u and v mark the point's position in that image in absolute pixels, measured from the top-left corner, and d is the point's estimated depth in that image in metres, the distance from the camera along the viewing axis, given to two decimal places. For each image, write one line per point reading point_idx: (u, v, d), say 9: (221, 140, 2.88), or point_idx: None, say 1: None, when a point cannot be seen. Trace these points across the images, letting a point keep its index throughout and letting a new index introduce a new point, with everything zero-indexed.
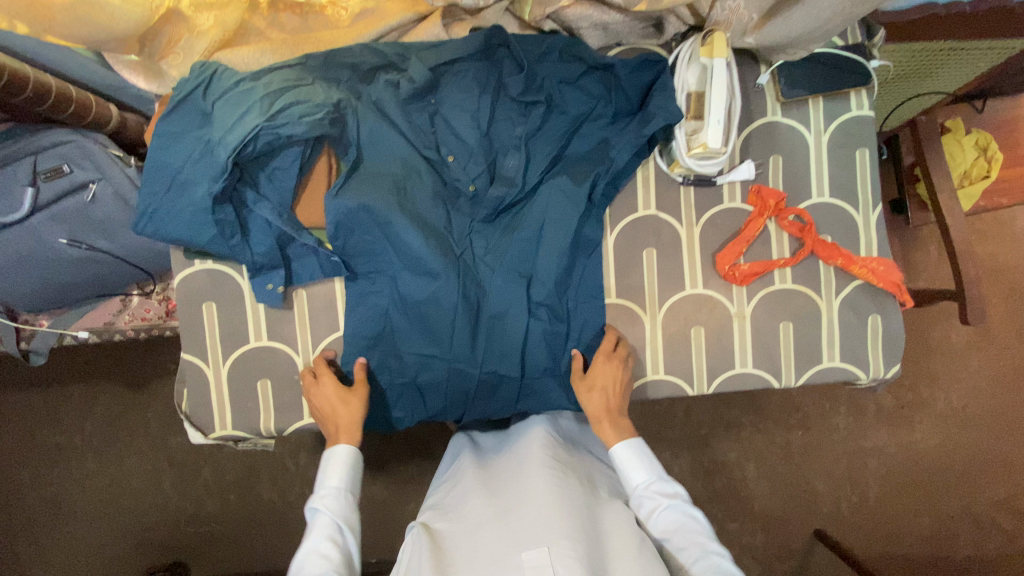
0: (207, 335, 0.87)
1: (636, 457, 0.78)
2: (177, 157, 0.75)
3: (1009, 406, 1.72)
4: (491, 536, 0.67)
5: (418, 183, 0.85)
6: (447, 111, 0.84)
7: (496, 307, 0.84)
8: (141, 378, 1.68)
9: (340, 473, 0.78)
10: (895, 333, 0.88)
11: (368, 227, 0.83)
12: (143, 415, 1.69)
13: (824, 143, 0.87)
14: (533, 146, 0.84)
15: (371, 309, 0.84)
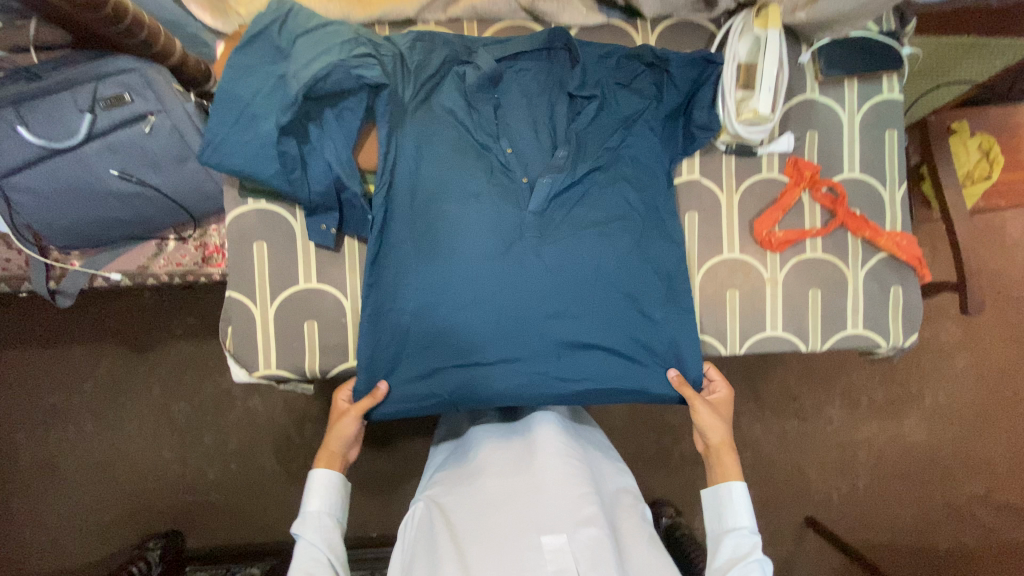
0: (256, 274, 0.87)
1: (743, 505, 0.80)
2: (235, 92, 0.75)
3: (993, 404, 1.81)
4: (508, 517, 0.73)
5: (467, 155, 0.81)
6: (505, 104, 0.85)
7: (541, 291, 0.80)
8: (146, 341, 1.64)
9: (321, 499, 0.79)
10: (915, 307, 0.94)
11: (421, 211, 0.81)
12: (144, 380, 1.65)
13: (857, 122, 0.93)
14: (586, 140, 0.84)
15: (422, 290, 0.79)
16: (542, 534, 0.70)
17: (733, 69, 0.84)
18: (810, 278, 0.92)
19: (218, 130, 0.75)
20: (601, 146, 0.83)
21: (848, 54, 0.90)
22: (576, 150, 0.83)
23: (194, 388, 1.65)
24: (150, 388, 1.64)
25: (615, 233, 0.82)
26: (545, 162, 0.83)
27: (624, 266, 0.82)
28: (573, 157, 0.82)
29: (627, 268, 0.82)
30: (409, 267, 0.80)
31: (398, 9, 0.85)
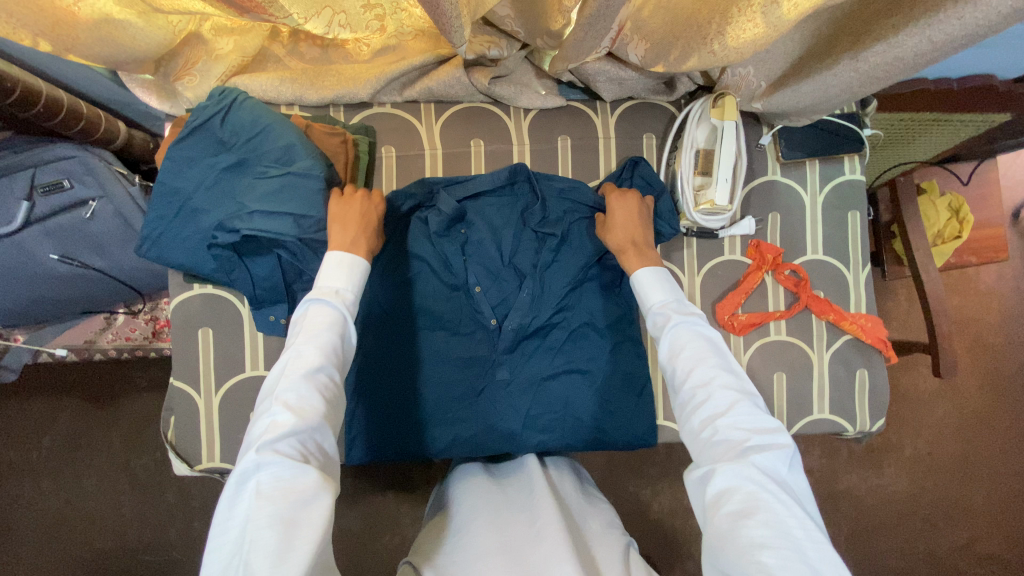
0: (201, 362, 0.84)
1: (659, 282, 0.73)
2: (173, 189, 0.73)
3: (971, 453, 1.80)
4: (490, 559, 0.63)
5: (434, 294, 0.85)
6: (472, 240, 0.86)
7: (509, 433, 0.86)
8: (107, 395, 1.59)
9: (345, 280, 0.66)
10: (882, 389, 0.92)
11: (392, 342, 0.85)
12: (102, 436, 1.59)
13: (819, 203, 0.92)
14: (551, 281, 0.85)
15: (400, 420, 0.85)
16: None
17: (691, 156, 0.83)
18: (772, 360, 0.90)
19: (153, 227, 0.73)
20: (566, 287, 0.85)
21: (805, 137, 0.91)
22: (540, 292, 0.85)
23: (156, 443, 1.59)
24: (110, 444, 1.59)
25: (580, 373, 0.87)
26: (512, 307, 0.85)
27: (586, 401, 0.87)
28: (538, 304, 0.85)
29: (588, 401, 0.87)
30: (383, 399, 0.85)
31: (351, 92, 0.84)
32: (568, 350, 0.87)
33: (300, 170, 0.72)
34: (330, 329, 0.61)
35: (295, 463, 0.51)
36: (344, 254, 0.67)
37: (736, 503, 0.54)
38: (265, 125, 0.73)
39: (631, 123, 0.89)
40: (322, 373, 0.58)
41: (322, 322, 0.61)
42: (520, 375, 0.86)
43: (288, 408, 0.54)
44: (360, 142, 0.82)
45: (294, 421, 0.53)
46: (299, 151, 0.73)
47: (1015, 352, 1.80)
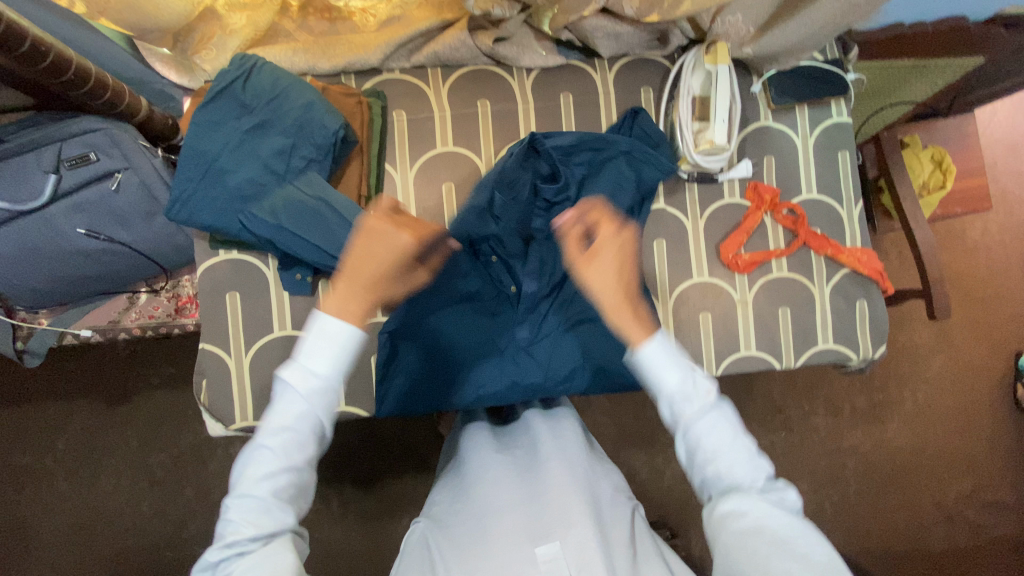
0: (229, 325, 0.87)
1: (674, 360, 0.61)
2: (200, 152, 0.76)
3: (970, 404, 1.85)
4: (502, 527, 0.67)
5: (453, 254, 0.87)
6: (507, 229, 0.85)
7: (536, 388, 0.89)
8: (122, 393, 1.59)
9: (330, 360, 0.58)
10: (881, 320, 0.96)
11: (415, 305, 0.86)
12: (118, 434, 1.59)
13: (810, 145, 0.97)
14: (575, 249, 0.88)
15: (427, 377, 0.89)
16: (537, 544, 0.64)
17: (688, 102, 0.88)
18: (776, 296, 0.95)
19: (183, 190, 0.76)
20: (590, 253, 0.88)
21: (796, 81, 0.95)
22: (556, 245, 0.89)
23: (171, 438, 1.60)
24: (127, 442, 1.59)
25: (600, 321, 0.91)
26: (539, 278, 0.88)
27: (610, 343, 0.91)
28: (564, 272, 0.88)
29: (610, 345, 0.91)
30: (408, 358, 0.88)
31: (362, 58, 0.88)
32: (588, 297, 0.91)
33: (324, 127, 0.77)
34: (304, 416, 0.57)
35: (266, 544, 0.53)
36: (333, 322, 0.58)
37: (747, 521, 0.55)
38: (286, 86, 0.77)
39: (628, 77, 0.94)
40: (290, 459, 0.56)
41: (294, 412, 0.57)
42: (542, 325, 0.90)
43: (248, 506, 0.54)
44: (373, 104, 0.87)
45: (251, 520, 0.54)
46: (320, 108, 0.77)
47: (1005, 303, 1.86)
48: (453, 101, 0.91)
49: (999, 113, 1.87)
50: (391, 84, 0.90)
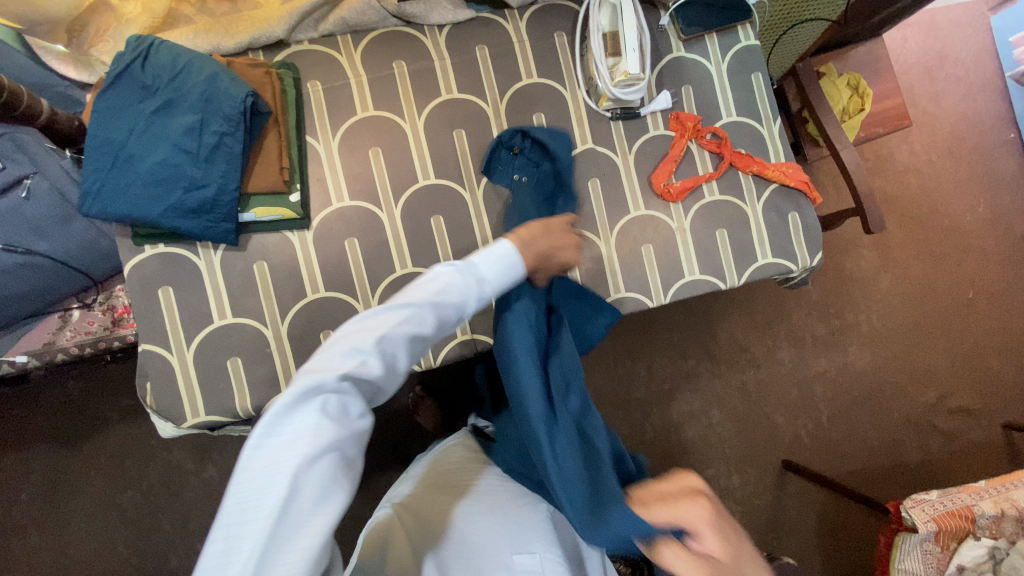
0: (167, 321, 0.84)
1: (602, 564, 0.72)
2: (104, 140, 0.73)
3: (922, 317, 1.94)
4: (484, 535, 0.70)
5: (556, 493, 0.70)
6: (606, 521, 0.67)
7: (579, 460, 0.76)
8: (79, 432, 1.51)
9: (498, 268, 0.60)
10: (814, 229, 1.00)
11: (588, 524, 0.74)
12: (80, 476, 1.51)
13: (724, 71, 1.00)
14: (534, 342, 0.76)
15: None
16: (517, 553, 0.68)
17: (600, 39, 0.89)
18: (711, 218, 0.97)
19: (93, 183, 0.74)
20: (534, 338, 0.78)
21: (701, 12, 0.98)
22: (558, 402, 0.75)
23: (138, 471, 1.52)
24: (91, 482, 1.50)
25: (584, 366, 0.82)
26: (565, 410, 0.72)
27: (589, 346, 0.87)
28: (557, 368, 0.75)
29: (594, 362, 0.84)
30: None
31: (267, 31, 0.86)
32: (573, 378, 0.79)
33: (232, 98, 0.76)
34: (447, 309, 0.54)
35: (358, 409, 0.46)
36: (498, 251, 0.62)
37: None
38: (186, 61, 0.75)
39: (541, 24, 0.95)
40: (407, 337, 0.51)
41: (448, 291, 0.55)
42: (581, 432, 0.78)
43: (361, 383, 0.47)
44: (284, 75, 0.86)
45: (350, 375, 0.47)
46: (227, 79, 0.76)
47: (940, 218, 1.96)
48: (369, 67, 0.90)
49: (909, 40, 1.96)
50: (302, 57, 0.89)
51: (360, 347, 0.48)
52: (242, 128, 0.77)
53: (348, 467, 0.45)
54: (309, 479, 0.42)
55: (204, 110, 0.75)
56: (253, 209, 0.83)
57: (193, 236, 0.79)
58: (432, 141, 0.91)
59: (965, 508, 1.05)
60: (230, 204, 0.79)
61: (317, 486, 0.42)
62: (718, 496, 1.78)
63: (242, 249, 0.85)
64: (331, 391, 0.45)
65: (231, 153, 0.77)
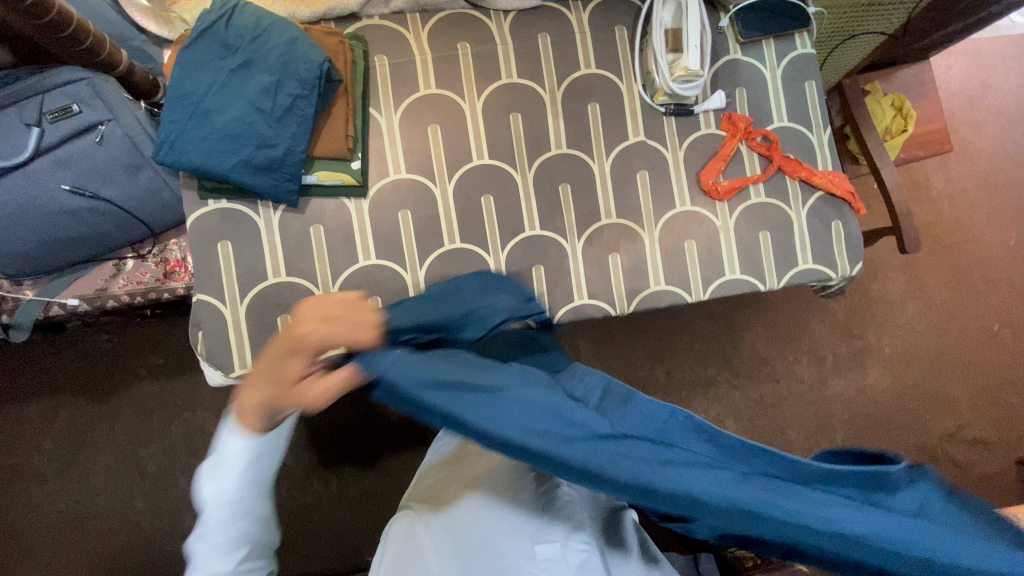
0: (222, 274, 0.87)
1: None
2: (184, 92, 0.77)
3: (945, 346, 1.92)
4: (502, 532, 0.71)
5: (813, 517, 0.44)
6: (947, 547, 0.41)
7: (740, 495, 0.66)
8: (108, 386, 1.53)
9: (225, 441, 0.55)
10: (856, 239, 1.01)
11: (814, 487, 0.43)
12: (103, 429, 1.52)
13: (779, 76, 1.01)
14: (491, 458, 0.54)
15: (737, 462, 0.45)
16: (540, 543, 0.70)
17: (662, 35, 0.91)
18: (755, 219, 0.98)
19: (171, 133, 0.77)
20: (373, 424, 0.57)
21: (761, 16, 1.00)
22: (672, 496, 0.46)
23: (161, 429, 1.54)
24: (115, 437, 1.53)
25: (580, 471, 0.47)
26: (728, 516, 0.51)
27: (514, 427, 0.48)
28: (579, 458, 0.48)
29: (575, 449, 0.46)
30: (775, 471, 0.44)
31: (341, 3, 0.89)
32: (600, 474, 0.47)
33: (309, 61, 0.79)
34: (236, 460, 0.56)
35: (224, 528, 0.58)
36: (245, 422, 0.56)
37: None
38: (266, 23, 0.78)
39: (603, 17, 0.97)
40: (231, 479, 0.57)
41: (231, 458, 0.57)
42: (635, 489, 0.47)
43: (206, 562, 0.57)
44: (356, 47, 0.89)
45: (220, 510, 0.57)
46: (304, 43, 0.79)
47: (970, 248, 1.95)
48: (435, 46, 0.93)
49: (954, 67, 1.96)
50: (372, 31, 0.92)
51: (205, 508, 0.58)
52: (315, 91, 0.80)
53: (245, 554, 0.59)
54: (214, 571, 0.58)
55: (279, 79, 0.78)
56: (317, 172, 0.86)
57: (257, 193, 0.82)
58: (489, 122, 0.94)
59: None
60: (296, 162, 0.82)
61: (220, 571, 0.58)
62: None
63: (300, 212, 0.88)
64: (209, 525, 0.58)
65: (303, 114, 0.80)
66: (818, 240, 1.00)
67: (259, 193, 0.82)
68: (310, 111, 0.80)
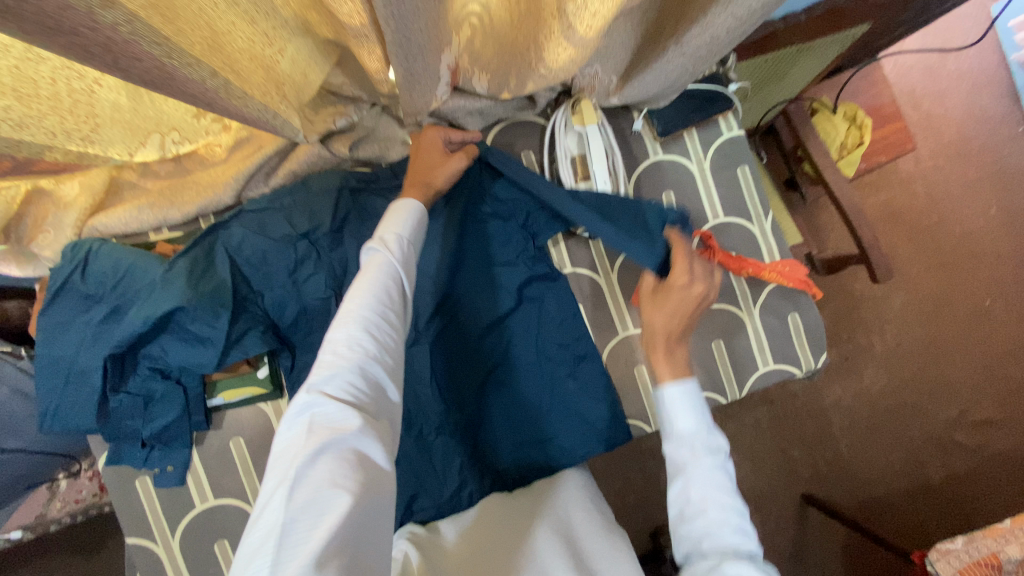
0: (148, 513, 0.81)
1: (689, 403, 0.68)
2: (53, 358, 0.70)
3: (936, 332, 1.69)
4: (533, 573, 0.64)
5: (527, 242, 0.89)
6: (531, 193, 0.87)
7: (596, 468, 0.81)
8: None
9: (325, 391, 0.49)
10: (818, 328, 0.93)
11: (529, 243, 0.89)
12: None
13: (707, 169, 0.93)
14: (302, 188, 0.81)
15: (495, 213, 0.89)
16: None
17: (568, 166, 0.83)
18: (700, 323, 0.92)
19: (47, 403, 0.71)
20: (217, 284, 0.73)
21: (677, 111, 0.92)
22: (458, 264, 0.88)
23: None
24: None
25: (436, 301, 0.87)
26: (492, 275, 0.88)
27: None
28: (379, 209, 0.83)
29: None
30: (523, 214, 0.88)
31: (214, 200, 0.81)
32: (434, 303, 0.86)
33: (187, 281, 0.71)
34: (394, 261, 0.62)
35: (343, 413, 0.48)
36: (407, 209, 0.69)
37: None
38: (129, 263, 0.71)
39: (505, 148, 0.90)
40: (364, 346, 0.53)
41: (380, 273, 0.60)
42: (461, 270, 0.88)
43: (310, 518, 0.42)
44: (253, 228, 0.78)
45: (343, 386, 0.50)
46: (182, 265, 0.72)
47: (949, 226, 1.70)
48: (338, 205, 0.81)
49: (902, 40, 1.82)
50: None
51: (324, 374, 0.50)
52: (191, 305, 0.70)
53: (355, 462, 0.47)
54: (310, 489, 0.44)
55: (182, 333, 0.72)
56: (221, 393, 0.79)
57: (151, 437, 0.75)
58: None
59: (991, 557, 0.95)
60: (197, 409, 0.77)
61: (320, 505, 0.43)
62: None
63: (216, 429, 0.80)
64: (331, 399, 0.49)
65: (195, 340, 0.72)
66: (775, 332, 0.93)
67: (168, 450, 0.78)
68: (203, 331, 0.72)
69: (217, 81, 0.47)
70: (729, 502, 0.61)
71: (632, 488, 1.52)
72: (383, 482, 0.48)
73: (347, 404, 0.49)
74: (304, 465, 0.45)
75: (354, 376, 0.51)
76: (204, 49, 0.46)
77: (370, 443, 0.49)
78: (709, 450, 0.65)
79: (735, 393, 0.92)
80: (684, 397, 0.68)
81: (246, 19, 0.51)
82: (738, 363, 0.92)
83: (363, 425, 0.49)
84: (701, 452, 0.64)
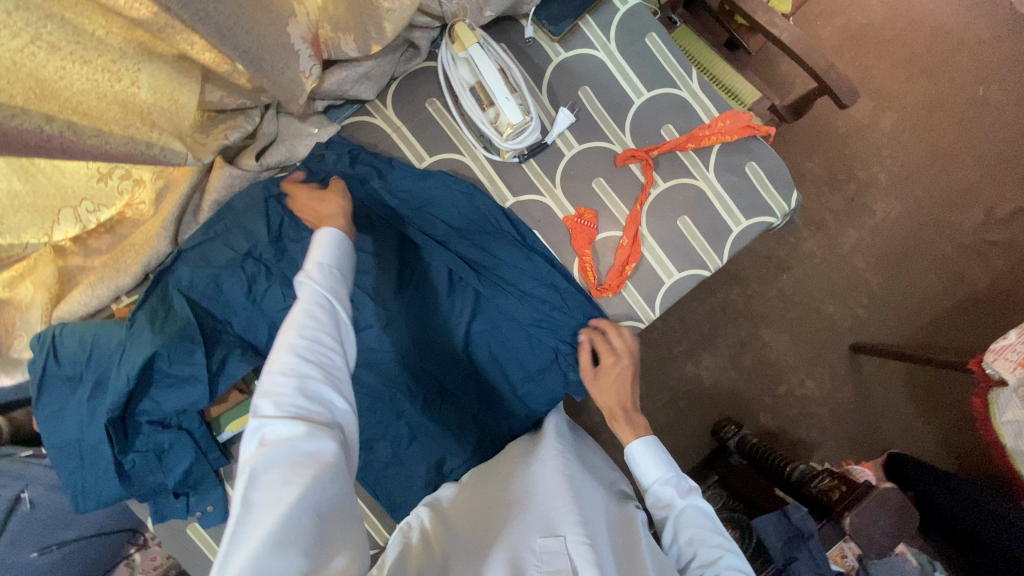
0: (208, 553, 0.85)
1: (652, 455, 0.76)
2: (62, 443, 0.74)
3: (938, 137, 1.55)
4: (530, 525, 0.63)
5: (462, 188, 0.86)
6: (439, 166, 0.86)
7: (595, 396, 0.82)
8: None
9: (269, 412, 0.50)
10: (778, 167, 0.90)
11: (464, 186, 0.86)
12: None
13: (615, 50, 0.89)
14: (230, 211, 0.81)
15: (417, 177, 0.86)
16: (557, 533, 0.60)
17: (470, 96, 0.80)
18: (657, 207, 0.89)
19: (73, 484, 0.75)
20: (182, 323, 0.75)
21: (563, 4, 0.88)
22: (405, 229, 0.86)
23: None
24: None
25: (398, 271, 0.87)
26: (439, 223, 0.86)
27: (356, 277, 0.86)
28: None
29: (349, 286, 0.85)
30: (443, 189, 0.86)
31: (153, 253, 0.82)
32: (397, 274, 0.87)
33: (150, 334, 0.73)
34: (325, 284, 0.61)
35: (288, 425, 0.49)
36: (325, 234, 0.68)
37: None
38: (93, 336, 0.74)
39: (408, 104, 0.88)
40: (302, 365, 0.53)
41: (308, 296, 0.59)
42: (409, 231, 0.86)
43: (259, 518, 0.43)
44: (197, 264, 0.79)
45: (285, 405, 0.50)
46: (142, 321, 0.74)
47: (918, 25, 1.56)
48: (269, 215, 0.81)
49: None
50: None
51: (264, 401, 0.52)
52: (161, 353, 0.72)
53: (308, 462, 0.47)
54: (261, 492, 0.45)
55: (168, 381, 0.75)
56: (227, 426, 0.81)
57: (179, 483, 0.79)
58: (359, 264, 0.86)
59: None
60: (211, 446, 0.80)
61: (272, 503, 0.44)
62: (798, 409, 1.51)
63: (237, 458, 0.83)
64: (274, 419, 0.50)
65: (181, 385, 0.75)
66: (740, 184, 0.89)
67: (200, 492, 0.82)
68: (185, 373, 0.75)
69: (55, 126, 0.49)
70: (708, 533, 0.69)
71: (677, 396, 1.50)
72: (338, 477, 0.49)
73: (287, 419, 0.50)
74: (252, 479, 0.46)
75: (292, 392, 0.51)
76: (31, 99, 0.47)
77: (321, 443, 0.49)
78: (681, 491, 0.74)
79: (716, 261, 0.89)
80: (649, 450, 0.76)
81: (76, 60, 0.51)
82: (712, 229, 0.89)
83: (309, 429, 0.49)
84: (674, 496, 0.73)
